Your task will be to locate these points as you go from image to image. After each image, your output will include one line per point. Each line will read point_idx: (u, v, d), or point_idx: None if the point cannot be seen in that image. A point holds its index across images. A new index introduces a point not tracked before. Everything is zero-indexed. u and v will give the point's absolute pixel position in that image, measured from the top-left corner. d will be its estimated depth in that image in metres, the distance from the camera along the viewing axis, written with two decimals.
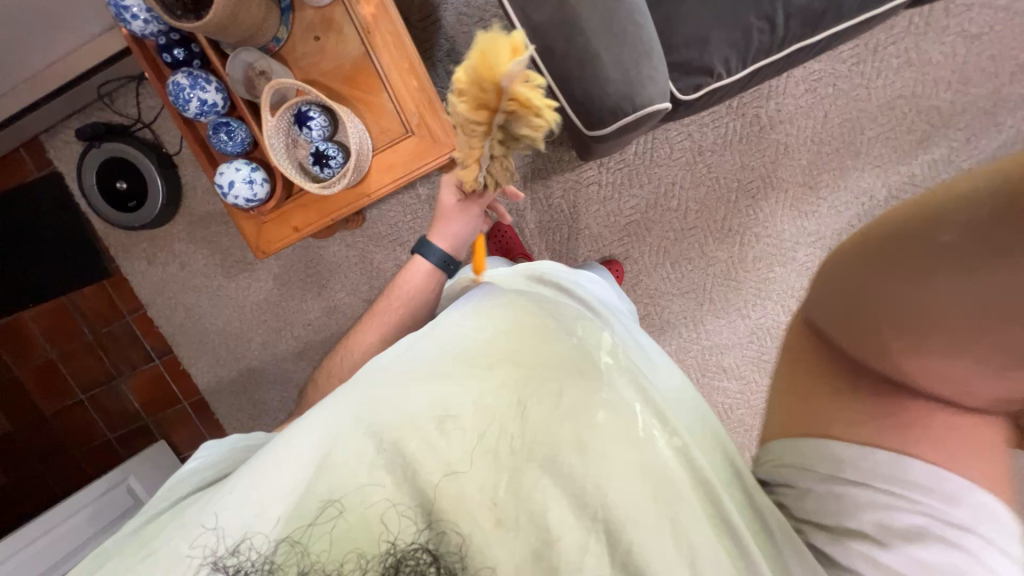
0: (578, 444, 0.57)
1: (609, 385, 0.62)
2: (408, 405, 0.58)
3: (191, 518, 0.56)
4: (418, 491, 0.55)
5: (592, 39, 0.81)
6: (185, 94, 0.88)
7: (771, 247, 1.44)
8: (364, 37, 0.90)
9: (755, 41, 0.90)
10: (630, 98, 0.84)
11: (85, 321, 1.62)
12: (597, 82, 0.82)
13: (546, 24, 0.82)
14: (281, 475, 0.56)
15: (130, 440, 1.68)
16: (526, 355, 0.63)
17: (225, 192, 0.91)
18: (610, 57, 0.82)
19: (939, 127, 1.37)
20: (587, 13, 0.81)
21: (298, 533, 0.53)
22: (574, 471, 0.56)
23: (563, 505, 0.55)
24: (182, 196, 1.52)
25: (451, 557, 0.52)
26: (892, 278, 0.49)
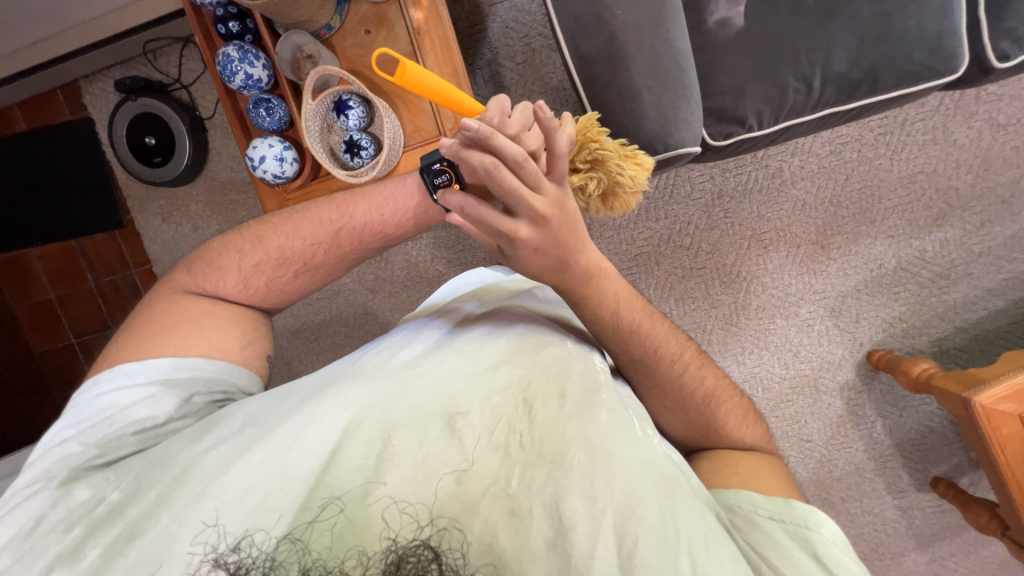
0: (583, 439, 0.57)
1: (606, 387, 0.65)
2: (416, 403, 0.61)
3: (182, 512, 0.55)
4: (421, 486, 0.54)
5: (634, 76, 0.84)
6: (233, 66, 0.90)
7: (775, 299, 1.46)
8: (414, 37, 0.93)
9: (790, 100, 0.92)
10: (663, 136, 0.86)
11: (91, 267, 1.63)
12: (633, 117, 0.85)
13: (593, 54, 0.84)
14: (290, 462, 0.57)
15: None
16: (530, 361, 0.66)
17: (254, 165, 0.92)
18: (650, 94, 0.84)
19: (955, 209, 1.40)
20: (633, 50, 0.83)
21: (300, 530, 0.52)
22: (580, 465, 0.55)
23: (573, 499, 0.53)
24: (207, 160, 1.54)
25: (454, 554, 0.50)
26: (628, 356, 0.73)
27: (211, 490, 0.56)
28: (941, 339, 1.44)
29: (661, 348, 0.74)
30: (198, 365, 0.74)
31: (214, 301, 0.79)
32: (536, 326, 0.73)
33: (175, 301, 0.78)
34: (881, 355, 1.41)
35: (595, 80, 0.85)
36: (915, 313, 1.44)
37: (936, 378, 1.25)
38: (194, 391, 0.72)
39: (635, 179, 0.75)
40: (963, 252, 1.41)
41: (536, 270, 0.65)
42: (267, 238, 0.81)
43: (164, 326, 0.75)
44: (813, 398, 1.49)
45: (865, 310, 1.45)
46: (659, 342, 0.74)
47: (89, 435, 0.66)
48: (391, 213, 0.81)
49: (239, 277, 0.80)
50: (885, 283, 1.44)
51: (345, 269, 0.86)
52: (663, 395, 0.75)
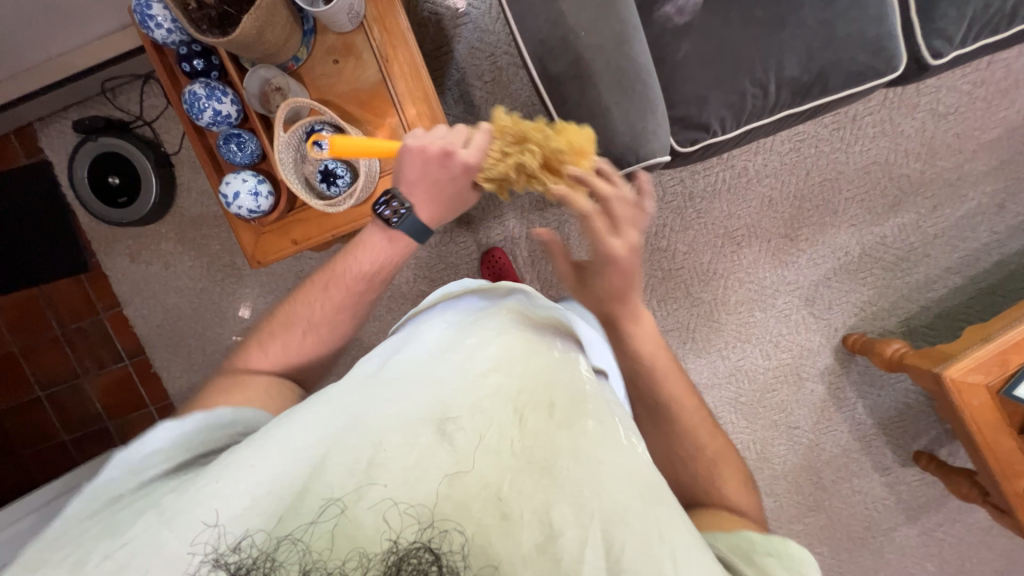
0: (574, 446, 0.58)
1: (596, 397, 0.66)
2: (406, 408, 0.60)
3: (179, 511, 0.53)
4: (416, 487, 0.53)
5: (603, 93, 0.86)
6: (200, 104, 0.88)
7: (752, 292, 1.51)
8: (382, 64, 0.93)
9: (748, 105, 0.96)
10: (634, 148, 0.89)
11: (55, 315, 1.56)
12: (605, 133, 0.87)
13: (562, 75, 0.86)
14: (278, 472, 0.56)
15: (85, 444, 1.63)
16: (519, 367, 0.64)
17: (228, 201, 0.91)
18: (619, 110, 0.87)
19: (908, 195, 1.48)
20: (599, 69, 0.86)
21: (298, 531, 0.51)
22: (570, 475, 0.55)
23: (563, 506, 0.53)
24: (175, 195, 1.50)
25: (454, 557, 0.49)
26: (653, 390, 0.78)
27: (206, 491, 0.54)
28: (908, 318, 1.51)
29: (681, 394, 0.78)
30: (226, 417, 0.69)
31: (243, 373, 0.78)
32: (526, 328, 0.73)
33: (211, 382, 0.77)
34: (855, 338, 1.47)
35: (566, 99, 0.87)
36: (883, 295, 1.51)
37: (909, 356, 1.30)
38: (227, 438, 0.68)
39: (579, 157, 0.76)
40: (919, 235, 1.49)
41: (607, 291, 0.74)
42: (286, 309, 0.83)
43: (197, 407, 0.74)
44: (796, 385, 1.54)
45: (837, 296, 1.51)
46: (680, 388, 0.78)
47: (128, 463, 0.63)
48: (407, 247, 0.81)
49: (262, 349, 0.80)
50: (852, 270, 1.51)
51: (354, 317, 0.84)
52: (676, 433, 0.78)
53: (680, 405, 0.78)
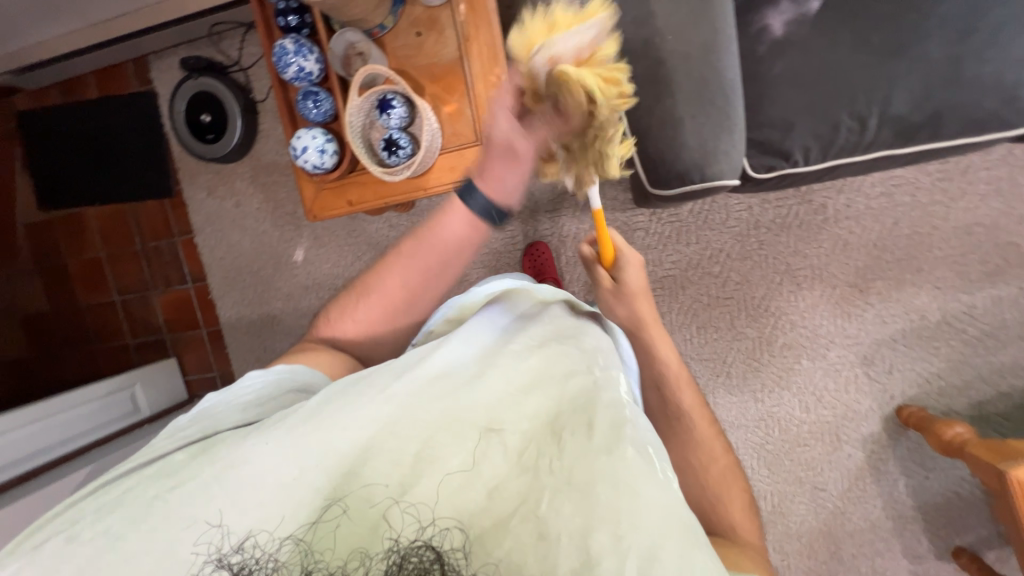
0: (613, 473, 0.53)
1: (640, 421, 0.63)
2: (448, 407, 0.58)
3: (201, 484, 0.54)
4: (448, 494, 0.52)
5: (679, 103, 0.80)
6: (287, 59, 0.91)
7: (803, 338, 1.41)
8: (462, 44, 0.93)
9: (841, 139, 0.85)
10: (700, 167, 0.82)
11: (139, 231, 1.75)
12: (672, 145, 0.81)
13: (639, 79, 0.80)
14: (301, 451, 0.55)
15: (145, 349, 1.84)
16: (561, 390, 0.63)
17: (297, 154, 0.95)
18: (692, 123, 0.80)
19: (1012, 267, 1.31)
20: (679, 77, 0.79)
21: (304, 531, 0.51)
22: (611, 500, 0.52)
23: (602, 532, 0.50)
24: (254, 141, 1.61)
25: (455, 555, 0.49)
26: (673, 404, 0.85)
27: (238, 462, 0.55)
28: (981, 403, 1.35)
29: (694, 414, 0.85)
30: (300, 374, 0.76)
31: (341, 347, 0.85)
32: (572, 344, 0.71)
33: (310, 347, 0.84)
34: (910, 411, 1.34)
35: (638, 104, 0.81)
36: (956, 371, 1.36)
37: (971, 444, 1.16)
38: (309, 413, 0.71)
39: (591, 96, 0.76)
40: (1016, 314, 1.32)
41: (637, 287, 0.91)
42: (366, 283, 0.84)
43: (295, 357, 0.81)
44: (832, 446, 1.43)
45: (900, 361, 1.38)
46: (696, 407, 0.86)
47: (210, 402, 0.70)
48: (462, 229, 0.78)
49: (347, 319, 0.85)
50: (924, 336, 1.36)
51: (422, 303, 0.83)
52: (690, 445, 0.83)
53: (693, 423, 0.85)
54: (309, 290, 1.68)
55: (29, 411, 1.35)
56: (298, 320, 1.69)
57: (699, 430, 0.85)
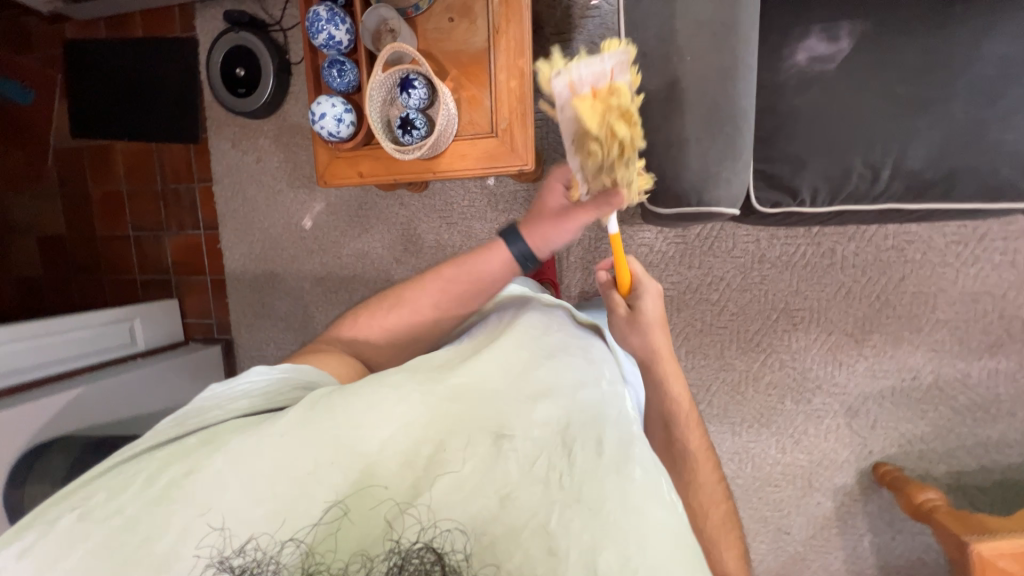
0: (621, 492, 0.55)
1: (645, 444, 0.65)
2: (459, 416, 0.62)
3: (205, 474, 0.53)
4: (457, 502, 0.53)
5: (687, 124, 0.78)
6: (319, 25, 0.94)
7: (790, 379, 1.41)
8: (492, 35, 0.94)
9: (850, 185, 0.84)
10: (699, 190, 0.80)
11: (162, 172, 1.80)
12: (674, 164, 0.79)
13: (653, 94, 0.79)
14: (305, 453, 0.56)
15: (151, 287, 1.90)
16: (569, 407, 0.65)
17: (315, 119, 0.97)
18: (698, 146, 0.78)
19: (1015, 341, 1.28)
20: (692, 97, 0.77)
21: (304, 533, 0.51)
22: (617, 516, 0.53)
23: (610, 551, 0.50)
24: (283, 101, 1.64)
25: (456, 555, 0.50)
26: (678, 441, 0.83)
27: (245, 453, 0.55)
28: (960, 473, 1.33)
29: (700, 455, 0.82)
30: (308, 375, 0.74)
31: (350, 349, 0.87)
32: (581, 368, 0.74)
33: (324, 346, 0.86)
34: (886, 469, 1.32)
35: (647, 120, 0.80)
36: (940, 437, 1.34)
37: (940, 511, 1.14)
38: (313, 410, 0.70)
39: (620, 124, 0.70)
40: (1011, 389, 1.29)
41: (653, 313, 0.89)
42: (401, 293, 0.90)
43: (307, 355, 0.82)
44: (802, 491, 1.42)
45: (884, 418, 1.36)
46: (701, 450, 0.83)
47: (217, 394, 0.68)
48: (497, 267, 0.87)
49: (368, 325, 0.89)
50: (913, 397, 1.34)
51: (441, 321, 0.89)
52: (690, 485, 0.79)
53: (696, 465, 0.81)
54: (314, 254, 1.71)
55: (30, 328, 1.38)
56: (299, 282, 1.73)
57: (702, 473, 0.81)
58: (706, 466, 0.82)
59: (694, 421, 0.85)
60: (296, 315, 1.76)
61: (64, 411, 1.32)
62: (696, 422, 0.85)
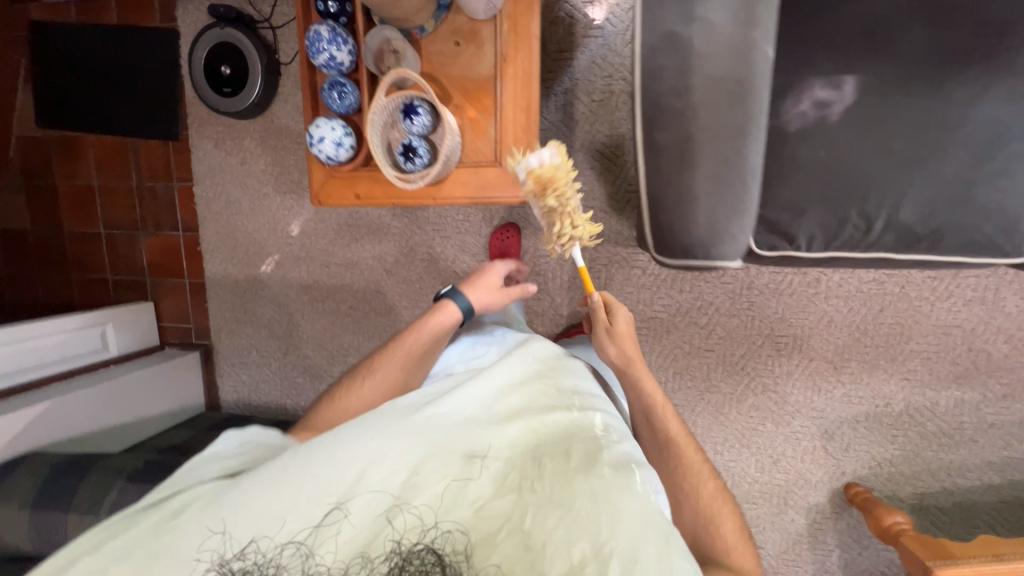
0: (588, 492, 0.70)
1: (609, 448, 0.79)
2: (438, 441, 0.75)
3: (216, 513, 0.69)
4: (446, 512, 0.69)
5: (696, 175, 0.68)
6: (320, 45, 0.89)
7: (772, 403, 1.45)
8: (499, 63, 0.92)
9: (845, 234, 0.87)
10: (707, 245, 0.71)
11: (137, 169, 1.70)
12: (682, 219, 0.70)
13: (661, 141, 0.69)
14: (301, 481, 0.71)
15: (124, 288, 1.81)
16: (538, 426, 0.80)
17: (312, 143, 0.93)
18: (707, 200, 0.69)
19: (981, 373, 1.35)
20: (704, 142, 0.67)
21: (312, 540, 0.67)
22: (584, 512, 0.68)
23: (580, 540, 0.66)
24: (270, 102, 1.56)
25: (454, 554, 0.66)
26: (652, 432, 0.93)
27: (249, 489, 0.71)
28: (923, 493, 1.41)
29: (677, 435, 0.92)
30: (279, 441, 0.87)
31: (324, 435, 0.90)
32: (550, 387, 0.87)
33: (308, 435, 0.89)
34: (858, 490, 1.39)
35: (656, 168, 0.70)
36: (907, 460, 1.42)
37: (906, 536, 1.20)
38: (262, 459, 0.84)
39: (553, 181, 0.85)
40: (974, 418, 1.37)
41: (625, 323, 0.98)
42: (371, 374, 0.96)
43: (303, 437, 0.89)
44: (777, 508, 1.48)
45: (857, 441, 1.43)
46: (677, 429, 0.93)
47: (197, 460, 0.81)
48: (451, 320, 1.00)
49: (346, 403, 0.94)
50: (885, 422, 1.41)
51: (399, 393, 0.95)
52: (673, 469, 0.90)
53: (673, 447, 0.91)
54: (301, 261, 1.66)
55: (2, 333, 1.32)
56: (284, 290, 1.69)
57: (684, 450, 0.91)
58: (685, 444, 0.92)
59: (665, 406, 0.94)
60: (281, 323, 1.71)
61: (32, 425, 1.27)
62: (667, 407, 0.95)
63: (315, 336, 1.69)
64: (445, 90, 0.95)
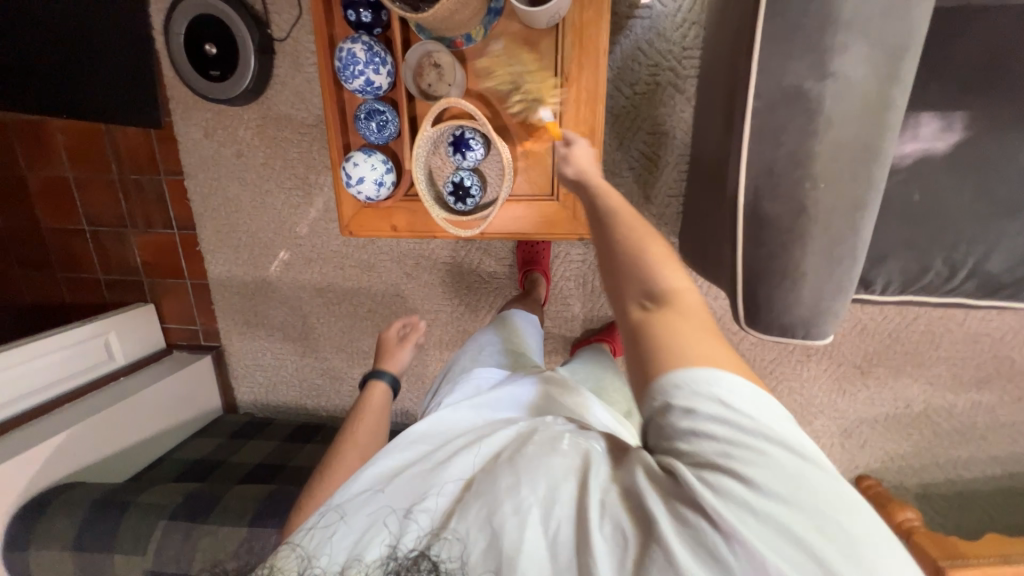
0: (570, 437, 0.59)
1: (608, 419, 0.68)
2: (422, 437, 0.72)
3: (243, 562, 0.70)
4: (424, 493, 0.61)
5: (807, 256, 0.70)
6: (355, 68, 0.79)
7: (797, 405, 1.48)
8: (560, 82, 0.79)
9: (925, 280, 0.83)
10: (806, 323, 0.75)
11: (117, 160, 1.52)
12: (786, 298, 0.73)
13: (774, 217, 0.70)
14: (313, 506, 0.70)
15: (118, 289, 1.68)
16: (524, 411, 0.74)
17: (349, 182, 0.84)
18: (813, 280, 0.71)
19: (1001, 377, 1.39)
20: (819, 222, 0.69)
21: (304, 541, 0.63)
22: (565, 463, 0.55)
23: (564, 495, 0.52)
24: (266, 86, 1.38)
25: (441, 551, 0.55)
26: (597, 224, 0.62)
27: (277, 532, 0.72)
28: (929, 484, 1.50)
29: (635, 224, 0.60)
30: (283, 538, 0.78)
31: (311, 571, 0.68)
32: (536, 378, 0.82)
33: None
34: (873, 483, 1.45)
35: (762, 245, 0.71)
36: (918, 455, 1.48)
37: (917, 533, 1.29)
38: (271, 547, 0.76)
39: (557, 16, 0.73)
40: (987, 418, 1.43)
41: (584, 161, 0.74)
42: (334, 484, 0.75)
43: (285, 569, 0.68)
44: None
45: (874, 439, 1.48)
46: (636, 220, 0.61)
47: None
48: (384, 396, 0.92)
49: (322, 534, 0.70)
50: (903, 422, 1.46)
51: None
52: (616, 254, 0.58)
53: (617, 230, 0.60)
54: (312, 263, 1.55)
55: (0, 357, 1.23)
56: (294, 292, 1.59)
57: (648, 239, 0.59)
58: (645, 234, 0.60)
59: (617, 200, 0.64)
60: (294, 326, 1.63)
61: (53, 458, 1.22)
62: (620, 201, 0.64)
63: (331, 340, 1.62)
64: (495, 113, 0.82)
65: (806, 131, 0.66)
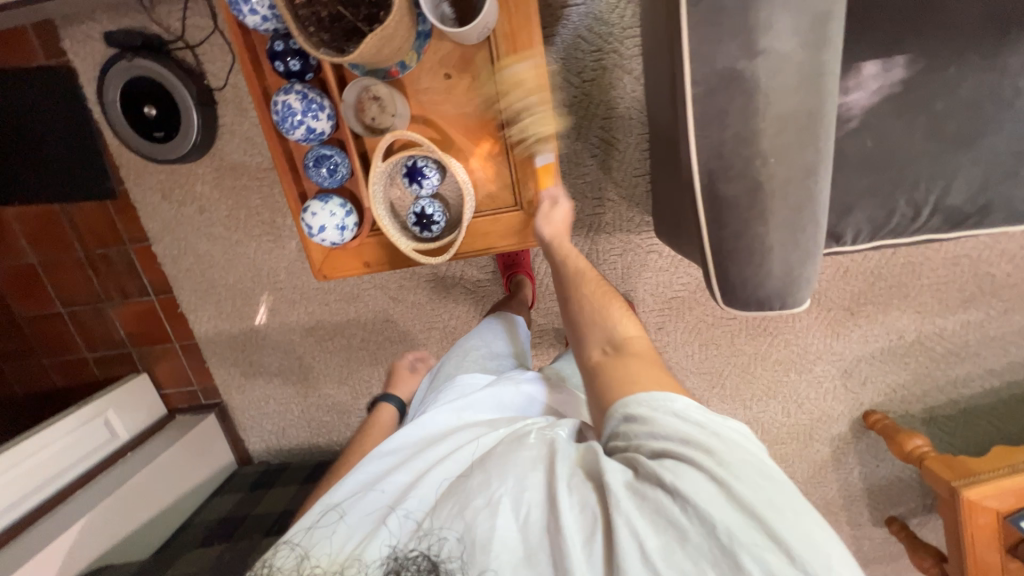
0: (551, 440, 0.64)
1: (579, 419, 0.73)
2: (413, 436, 0.75)
3: None
4: (419, 494, 0.65)
5: (771, 230, 0.71)
6: (294, 119, 0.79)
7: (795, 355, 1.51)
8: (500, 92, 0.79)
9: (893, 223, 0.84)
10: (782, 294, 0.76)
11: (79, 237, 1.49)
12: (756, 273, 0.74)
13: (730, 198, 0.71)
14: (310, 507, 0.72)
15: (108, 364, 1.66)
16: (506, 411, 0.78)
17: (313, 232, 0.84)
18: (781, 249, 0.73)
19: (985, 294, 1.42)
20: (778, 193, 0.70)
21: (304, 540, 0.65)
22: (546, 456, 0.61)
23: (543, 484, 0.58)
24: (214, 137, 1.35)
25: (436, 548, 0.58)
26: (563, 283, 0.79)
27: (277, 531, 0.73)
28: (933, 407, 1.53)
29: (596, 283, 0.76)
30: None
31: None
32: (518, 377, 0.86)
33: None
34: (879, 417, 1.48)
35: (724, 227, 0.72)
36: (919, 382, 1.51)
37: (928, 458, 1.33)
38: None
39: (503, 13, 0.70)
40: (978, 335, 1.46)
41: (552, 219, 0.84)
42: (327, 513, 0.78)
43: None
44: (804, 443, 1.59)
45: (874, 374, 1.51)
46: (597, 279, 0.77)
47: None
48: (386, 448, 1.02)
49: None
50: (898, 353, 1.49)
51: None
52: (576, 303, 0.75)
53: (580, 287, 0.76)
54: (296, 304, 1.54)
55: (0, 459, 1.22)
56: (284, 336, 1.58)
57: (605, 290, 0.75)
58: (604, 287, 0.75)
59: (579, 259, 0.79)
60: (292, 369, 1.63)
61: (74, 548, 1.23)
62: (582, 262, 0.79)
63: (331, 376, 1.62)
64: (444, 137, 0.83)
65: (746, 110, 0.67)
